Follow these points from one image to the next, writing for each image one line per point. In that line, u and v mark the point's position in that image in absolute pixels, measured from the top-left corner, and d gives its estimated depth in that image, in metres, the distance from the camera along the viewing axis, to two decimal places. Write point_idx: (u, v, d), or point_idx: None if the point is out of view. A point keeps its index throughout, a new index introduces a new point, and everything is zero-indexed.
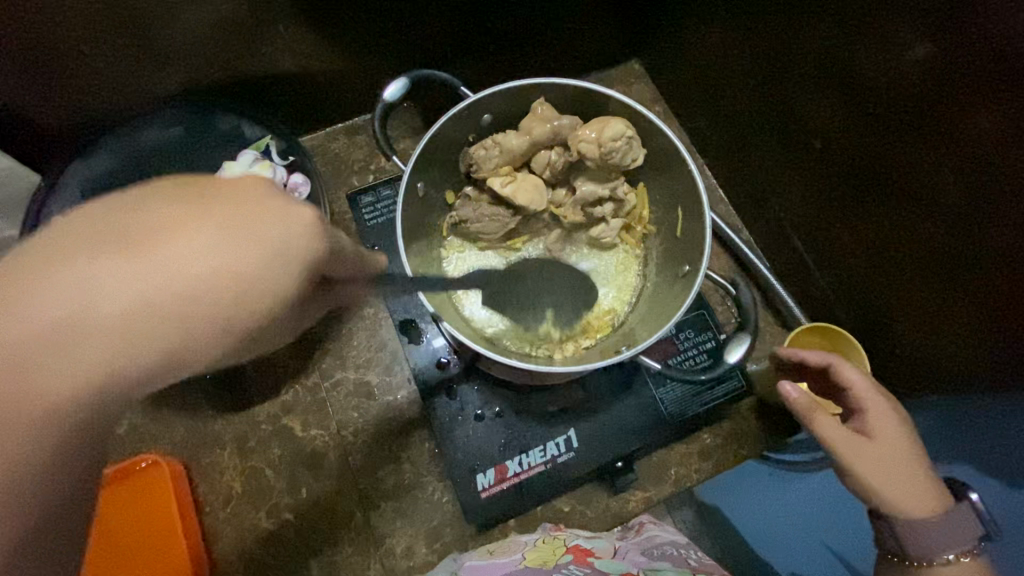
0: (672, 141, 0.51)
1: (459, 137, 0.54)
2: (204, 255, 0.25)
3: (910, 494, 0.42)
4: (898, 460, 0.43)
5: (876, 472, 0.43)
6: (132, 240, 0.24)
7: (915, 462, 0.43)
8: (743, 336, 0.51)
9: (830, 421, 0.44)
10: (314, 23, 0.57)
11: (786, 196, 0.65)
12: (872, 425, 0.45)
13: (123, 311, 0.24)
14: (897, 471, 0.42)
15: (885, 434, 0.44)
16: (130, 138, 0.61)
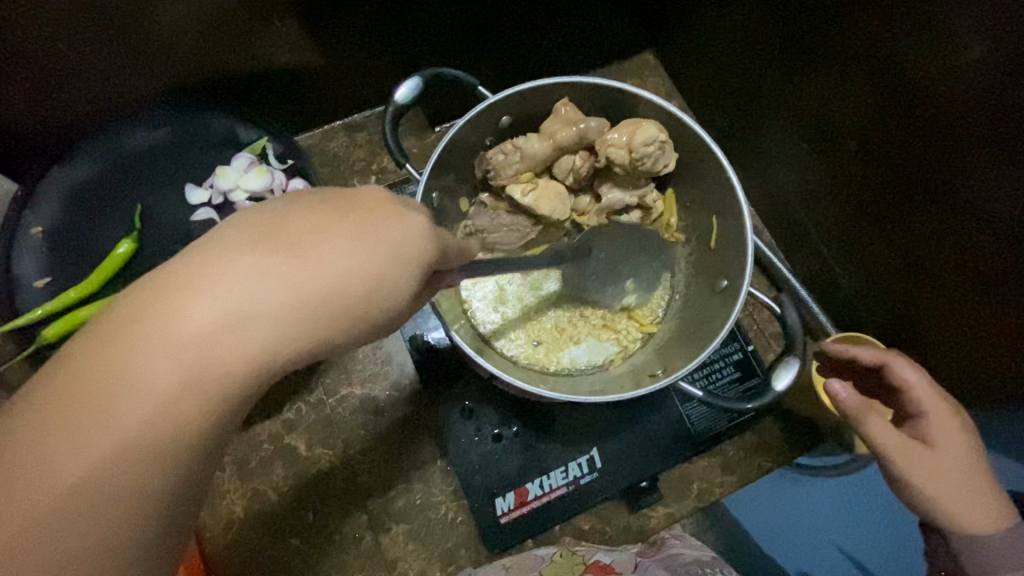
0: (710, 145, 0.46)
1: (475, 141, 0.50)
2: (349, 259, 0.26)
3: (968, 505, 0.40)
4: (958, 471, 0.40)
5: (933, 482, 0.40)
6: (291, 244, 0.25)
7: (976, 473, 0.40)
8: (790, 360, 0.46)
9: (885, 425, 0.41)
10: (312, 16, 0.56)
11: (817, 199, 0.65)
12: (931, 430, 0.42)
13: (283, 308, 0.25)
14: (955, 484, 0.40)
15: (944, 442, 0.41)
16: (114, 141, 0.58)
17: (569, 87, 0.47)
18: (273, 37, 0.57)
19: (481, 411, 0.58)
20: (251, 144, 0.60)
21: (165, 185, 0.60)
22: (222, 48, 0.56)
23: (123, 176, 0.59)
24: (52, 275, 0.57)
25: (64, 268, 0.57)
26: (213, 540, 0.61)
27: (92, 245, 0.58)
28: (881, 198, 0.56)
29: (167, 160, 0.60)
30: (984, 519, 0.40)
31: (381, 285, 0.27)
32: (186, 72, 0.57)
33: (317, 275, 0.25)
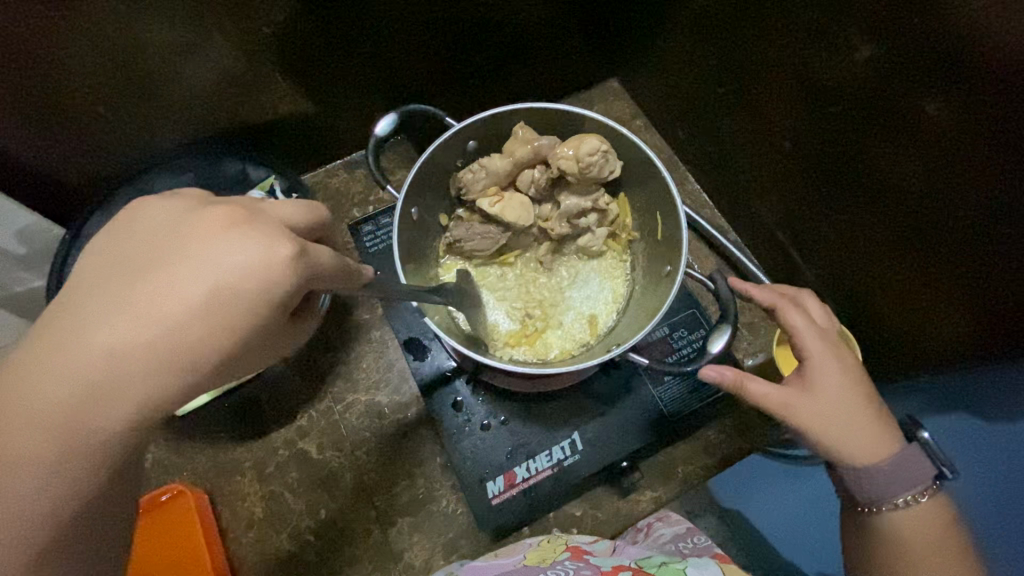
0: (646, 151, 0.53)
1: (448, 163, 0.58)
2: (174, 297, 0.29)
3: (848, 438, 0.45)
4: (832, 408, 0.46)
5: (813, 425, 0.46)
6: (102, 310, 0.29)
7: (855, 406, 0.46)
8: (724, 327, 0.54)
9: (760, 384, 0.47)
10: (309, 71, 0.66)
11: (766, 196, 0.71)
12: (811, 377, 0.47)
13: (147, 344, 0.29)
14: (835, 419, 0.45)
15: (823, 382, 0.47)
16: (145, 188, 0.67)
17: (522, 113, 0.55)
18: (275, 92, 0.67)
19: (470, 404, 0.64)
20: (258, 184, 0.70)
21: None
22: (233, 104, 0.66)
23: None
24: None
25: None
26: (237, 540, 0.67)
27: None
28: (815, 187, 0.63)
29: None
30: (869, 449, 0.45)
31: (267, 281, 0.30)
32: (202, 126, 0.67)
33: (166, 300, 0.29)
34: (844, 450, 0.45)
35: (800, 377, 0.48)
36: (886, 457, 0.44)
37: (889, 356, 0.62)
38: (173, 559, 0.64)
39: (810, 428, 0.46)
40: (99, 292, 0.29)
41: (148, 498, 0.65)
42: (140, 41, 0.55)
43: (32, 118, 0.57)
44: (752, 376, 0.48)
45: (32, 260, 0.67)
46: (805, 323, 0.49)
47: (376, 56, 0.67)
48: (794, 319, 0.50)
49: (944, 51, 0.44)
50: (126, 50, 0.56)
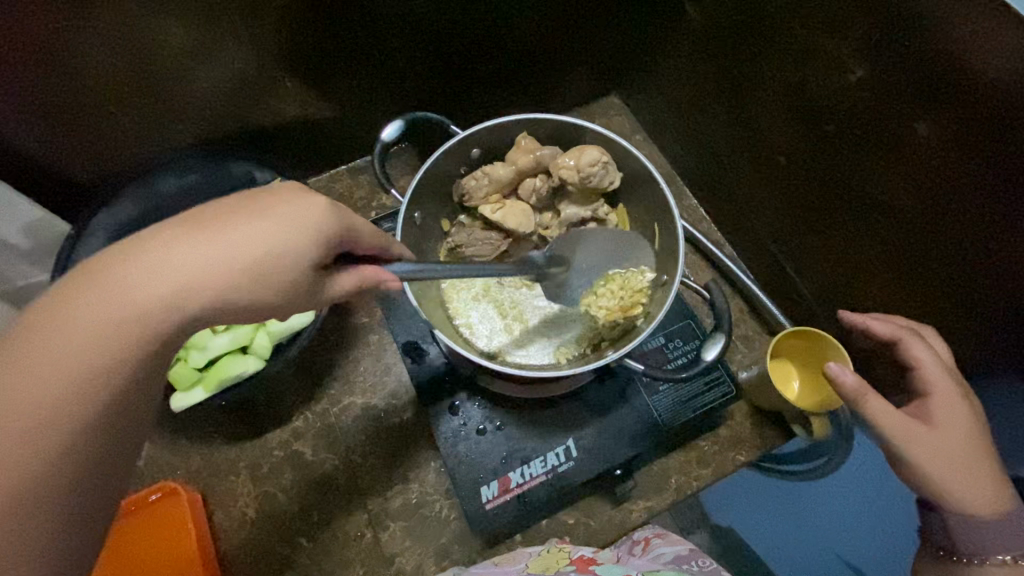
0: (645, 164, 0.55)
1: (450, 171, 0.59)
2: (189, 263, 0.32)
3: (963, 483, 0.45)
4: (956, 449, 0.46)
5: (933, 463, 0.46)
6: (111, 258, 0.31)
7: (977, 453, 0.46)
8: (719, 334, 0.55)
9: (887, 409, 0.46)
10: (318, 78, 0.68)
11: (761, 212, 0.73)
12: (938, 413, 0.47)
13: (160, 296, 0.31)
14: (954, 461, 0.46)
15: (949, 420, 0.47)
16: (152, 183, 0.67)
17: (526, 123, 0.57)
18: (282, 96, 0.68)
19: (466, 407, 0.64)
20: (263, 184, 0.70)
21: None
22: (242, 108, 0.68)
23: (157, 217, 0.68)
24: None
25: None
26: (228, 540, 0.67)
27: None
28: (811, 204, 0.64)
29: (197, 201, 0.69)
30: (978, 497, 0.45)
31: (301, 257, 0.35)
32: (208, 128, 0.69)
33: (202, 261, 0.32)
34: (962, 492, 0.46)
35: (924, 411, 0.48)
36: (999, 506, 0.45)
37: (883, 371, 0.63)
38: (163, 558, 0.64)
39: (928, 468, 0.46)
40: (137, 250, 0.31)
41: (138, 498, 0.65)
42: (154, 42, 0.57)
43: (42, 112, 0.58)
44: (877, 395, 0.47)
45: (33, 255, 0.67)
46: (931, 358, 0.49)
47: (383, 66, 0.69)
48: (920, 354, 0.49)
49: (935, 74, 0.46)
50: (138, 49, 0.57)
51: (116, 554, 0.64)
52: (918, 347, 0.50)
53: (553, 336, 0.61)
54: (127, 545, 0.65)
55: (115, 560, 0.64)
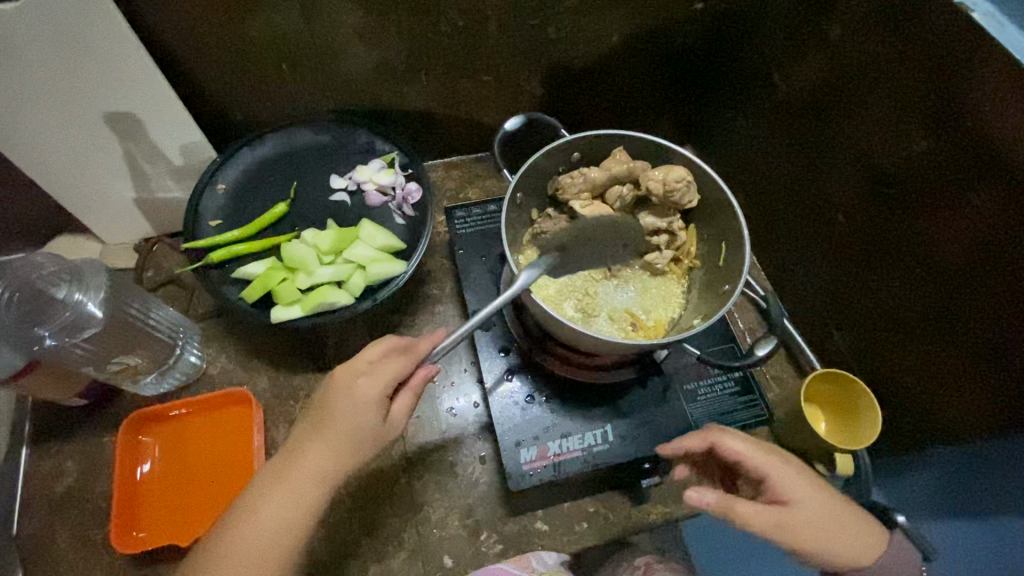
0: (722, 188, 0.63)
1: (550, 168, 0.69)
2: (346, 394, 0.58)
3: (839, 532, 0.52)
4: (814, 515, 0.51)
5: (806, 535, 0.50)
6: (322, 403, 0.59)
7: (829, 503, 0.52)
8: (770, 339, 0.61)
9: (747, 510, 0.49)
10: (448, 78, 0.80)
11: (811, 264, 0.80)
12: (786, 494, 0.51)
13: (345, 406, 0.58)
14: (817, 525, 0.51)
15: (796, 495, 0.51)
16: (290, 135, 0.79)
17: (624, 139, 0.66)
18: (414, 87, 0.80)
19: (516, 378, 0.71)
20: (382, 154, 0.80)
21: (314, 174, 0.79)
22: (378, 90, 0.80)
23: (288, 164, 0.79)
24: (223, 224, 0.75)
25: (230, 217, 0.75)
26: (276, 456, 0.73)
27: (253, 206, 0.76)
28: (860, 259, 0.71)
29: (322, 156, 0.80)
30: (851, 533, 0.52)
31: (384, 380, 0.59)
32: (345, 100, 0.80)
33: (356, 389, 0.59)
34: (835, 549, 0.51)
35: (773, 495, 0.52)
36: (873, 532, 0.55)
37: (920, 424, 0.67)
38: (227, 456, 0.70)
39: (808, 539, 0.50)
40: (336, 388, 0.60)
41: (220, 395, 0.72)
42: (334, 22, 0.69)
43: (228, 57, 0.70)
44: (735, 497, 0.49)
45: (180, 172, 0.78)
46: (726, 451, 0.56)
47: (502, 79, 0.81)
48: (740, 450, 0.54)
49: (987, 153, 0.54)
50: (320, 24, 0.69)
51: (179, 446, 0.71)
52: (727, 442, 0.55)
53: (611, 325, 0.67)
54: (197, 437, 0.71)
55: (183, 448, 0.71)
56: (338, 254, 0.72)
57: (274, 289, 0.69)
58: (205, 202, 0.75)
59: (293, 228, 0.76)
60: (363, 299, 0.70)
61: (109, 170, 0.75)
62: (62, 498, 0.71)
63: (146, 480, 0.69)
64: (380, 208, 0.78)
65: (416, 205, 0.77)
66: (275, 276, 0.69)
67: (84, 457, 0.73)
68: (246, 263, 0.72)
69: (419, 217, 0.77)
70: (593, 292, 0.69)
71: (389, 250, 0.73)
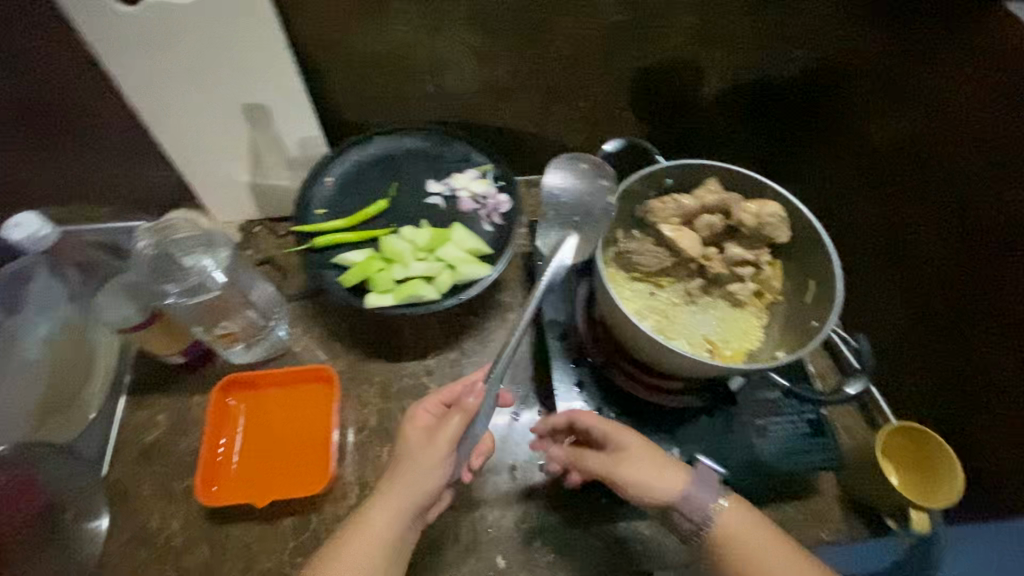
0: (816, 226, 0.64)
1: (643, 192, 0.71)
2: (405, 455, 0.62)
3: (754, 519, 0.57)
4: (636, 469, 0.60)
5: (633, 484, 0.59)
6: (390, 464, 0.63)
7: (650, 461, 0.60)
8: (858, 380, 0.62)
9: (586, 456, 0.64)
10: (547, 101, 0.85)
11: (890, 315, 0.78)
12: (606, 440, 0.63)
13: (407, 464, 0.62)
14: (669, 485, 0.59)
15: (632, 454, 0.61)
16: (396, 139, 0.85)
17: (720, 171, 0.69)
18: (514, 106, 0.85)
19: (585, 390, 0.72)
20: (477, 165, 0.85)
21: (413, 178, 0.84)
22: (481, 105, 0.85)
23: (390, 166, 0.85)
24: (328, 214, 0.81)
25: (334, 209, 0.81)
26: (346, 436, 0.76)
27: (356, 201, 0.82)
28: (950, 315, 0.70)
29: (421, 161, 0.85)
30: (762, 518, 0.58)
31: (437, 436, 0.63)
32: (449, 114, 0.86)
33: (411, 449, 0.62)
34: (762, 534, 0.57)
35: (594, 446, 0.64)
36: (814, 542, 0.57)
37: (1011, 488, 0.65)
38: (305, 429, 0.75)
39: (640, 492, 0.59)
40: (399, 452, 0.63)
41: (304, 370, 0.76)
42: (455, 40, 0.75)
43: (357, 64, 0.77)
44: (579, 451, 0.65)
45: (294, 162, 0.85)
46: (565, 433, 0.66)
47: (597, 106, 0.85)
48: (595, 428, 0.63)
49: None
50: (442, 41, 0.75)
51: (262, 413, 0.76)
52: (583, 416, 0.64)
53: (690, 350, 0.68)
54: (279, 406, 0.76)
55: (265, 415, 0.75)
56: (431, 252, 0.76)
57: (371, 278, 0.74)
58: (313, 193, 0.81)
59: (389, 224, 0.81)
60: (451, 296, 0.73)
61: (234, 155, 0.83)
62: (149, 447, 0.76)
63: (229, 436, 0.74)
64: (470, 214, 0.82)
65: (505, 215, 0.81)
66: (373, 266, 0.74)
67: (174, 412, 0.78)
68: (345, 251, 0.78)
69: (507, 226, 0.81)
70: (673, 315, 0.70)
71: (477, 254, 0.78)
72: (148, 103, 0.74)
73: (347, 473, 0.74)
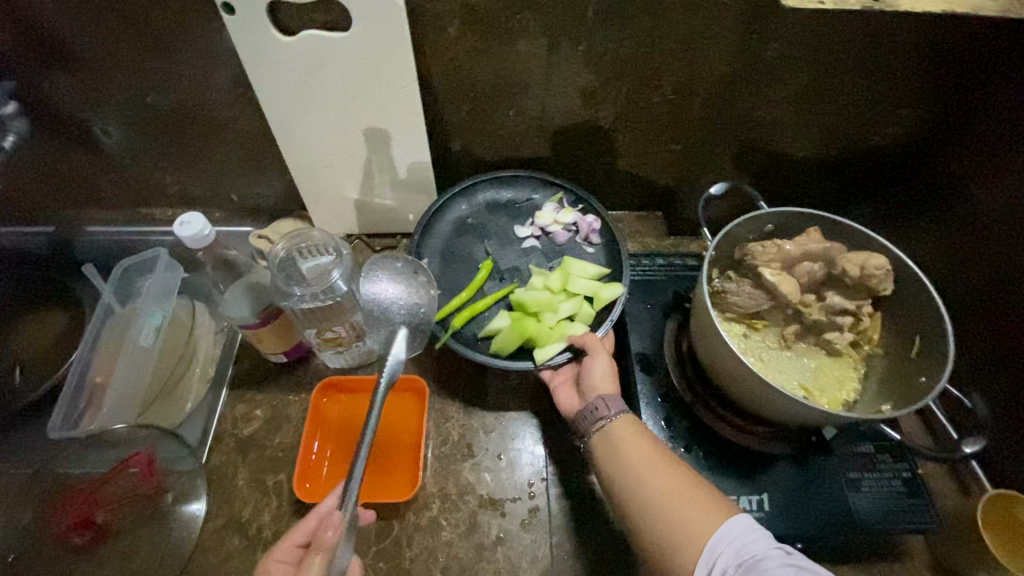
0: (925, 281, 0.64)
1: (743, 235, 0.73)
2: (297, 534, 0.59)
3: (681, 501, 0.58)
4: (645, 455, 0.62)
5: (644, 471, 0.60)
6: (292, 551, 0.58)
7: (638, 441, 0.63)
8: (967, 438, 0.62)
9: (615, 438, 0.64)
10: (643, 141, 0.88)
11: (994, 382, 0.76)
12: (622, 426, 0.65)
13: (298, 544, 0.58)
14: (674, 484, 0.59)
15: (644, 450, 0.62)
16: (478, 194, 0.90)
17: (824, 220, 0.70)
18: (611, 145, 0.89)
19: (673, 427, 0.72)
20: (549, 194, 0.90)
21: (502, 229, 0.89)
22: (580, 142, 0.89)
23: (473, 222, 0.89)
24: (440, 290, 0.83)
25: (441, 290, 0.83)
26: (429, 448, 0.79)
27: (461, 267, 0.86)
28: None
29: (506, 210, 0.90)
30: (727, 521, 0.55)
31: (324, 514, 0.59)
32: (548, 148, 0.91)
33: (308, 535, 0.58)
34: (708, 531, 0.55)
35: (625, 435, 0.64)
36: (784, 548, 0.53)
37: None
38: (394, 436, 0.78)
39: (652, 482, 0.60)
40: (297, 533, 0.59)
41: (399, 379, 0.80)
42: (568, 80, 0.80)
43: (471, 96, 0.83)
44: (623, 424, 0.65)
45: (401, 184, 0.91)
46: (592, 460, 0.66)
47: (691, 150, 0.89)
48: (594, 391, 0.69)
49: None
50: (553, 81, 0.80)
51: (354, 416, 0.79)
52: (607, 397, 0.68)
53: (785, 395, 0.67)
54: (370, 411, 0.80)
55: (356, 419, 0.79)
56: (563, 290, 0.80)
57: (532, 335, 0.77)
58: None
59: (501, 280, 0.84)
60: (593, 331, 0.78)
61: (348, 173, 0.89)
62: (246, 441, 0.80)
63: (320, 437, 0.78)
64: (567, 243, 0.87)
65: (595, 236, 0.86)
66: (523, 326, 0.77)
67: (271, 408, 0.83)
68: (485, 316, 0.81)
69: (609, 240, 0.86)
70: (767, 358, 0.70)
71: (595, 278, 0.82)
72: (282, 123, 0.82)
73: (429, 485, 0.76)
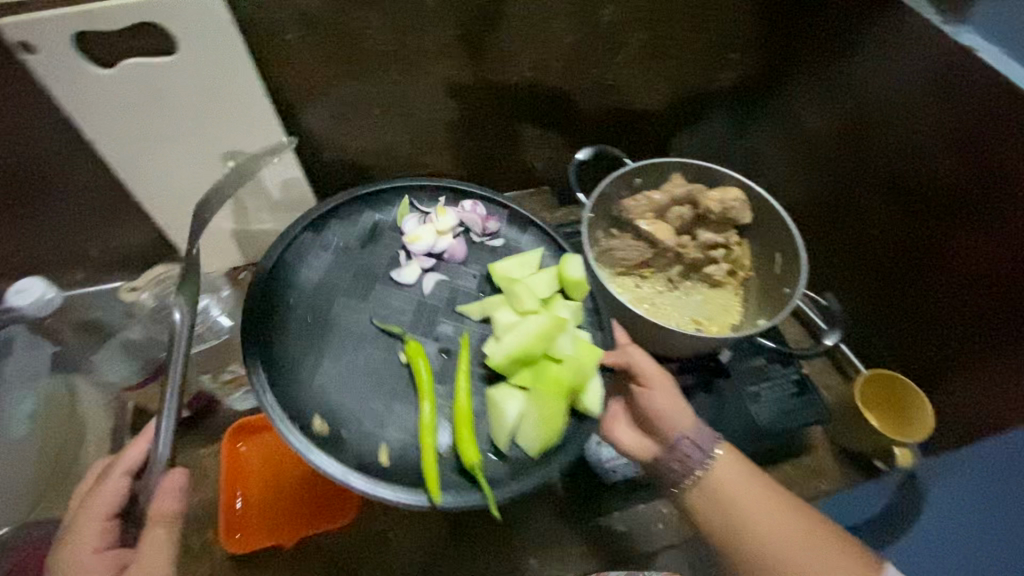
0: (775, 204, 0.72)
1: (617, 192, 0.77)
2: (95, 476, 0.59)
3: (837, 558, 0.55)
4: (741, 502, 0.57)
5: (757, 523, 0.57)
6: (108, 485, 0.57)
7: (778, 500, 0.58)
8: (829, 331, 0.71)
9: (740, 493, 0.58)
10: (513, 121, 0.90)
11: (847, 279, 0.86)
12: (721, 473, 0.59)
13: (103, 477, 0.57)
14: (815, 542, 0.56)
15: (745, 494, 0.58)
16: (302, 255, 0.65)
17: (682, 165, 0.76)
18: (483, 130, 0.90)
19: None
20: (396, 209, 0.71)
21: (369, 296, 0.64)
22: (451, 132, 0.89)
23: (330, 305, 0.63)
24: (389, 437, 0.57)
25: (400, 439, 0.57)
26: None
27: (375, 398, 0.58)
28: (899, 271, 0.77)
29: (353, 265, 0.66)
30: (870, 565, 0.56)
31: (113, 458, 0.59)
32: (422, 145, 0.90)
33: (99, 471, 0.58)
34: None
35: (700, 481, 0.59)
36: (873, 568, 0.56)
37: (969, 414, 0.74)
38: (322, 463, 0.75)
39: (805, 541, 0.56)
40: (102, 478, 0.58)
41: None
42: (425, 72, 0.80)
43: (329, 103, 0.80)
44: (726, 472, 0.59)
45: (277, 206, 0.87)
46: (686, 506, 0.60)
47: (560, 122, 0.92)
48: (669, 432, 0.59)
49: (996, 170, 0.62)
50: (411, 77, 0.80)
51: (275, 455, 0.75)
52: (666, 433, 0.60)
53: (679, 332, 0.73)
54: (289, 446, 0.76)
55: (277, 458, 0.75)
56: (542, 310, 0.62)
57: (576, 386, 0.58)
58: (354, 439, 0.56)
59: (434, 357, 0.61)
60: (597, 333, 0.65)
61: None
62: None
63: (241, 484, 0.73)
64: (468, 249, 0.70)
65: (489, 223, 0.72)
66: (555, 390, 0.57)
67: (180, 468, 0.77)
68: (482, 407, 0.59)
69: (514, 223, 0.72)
70: (658, 301, 0.75)
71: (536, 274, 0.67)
72: (126, 163, 0.75)
73: (367, 502, 0.75)
